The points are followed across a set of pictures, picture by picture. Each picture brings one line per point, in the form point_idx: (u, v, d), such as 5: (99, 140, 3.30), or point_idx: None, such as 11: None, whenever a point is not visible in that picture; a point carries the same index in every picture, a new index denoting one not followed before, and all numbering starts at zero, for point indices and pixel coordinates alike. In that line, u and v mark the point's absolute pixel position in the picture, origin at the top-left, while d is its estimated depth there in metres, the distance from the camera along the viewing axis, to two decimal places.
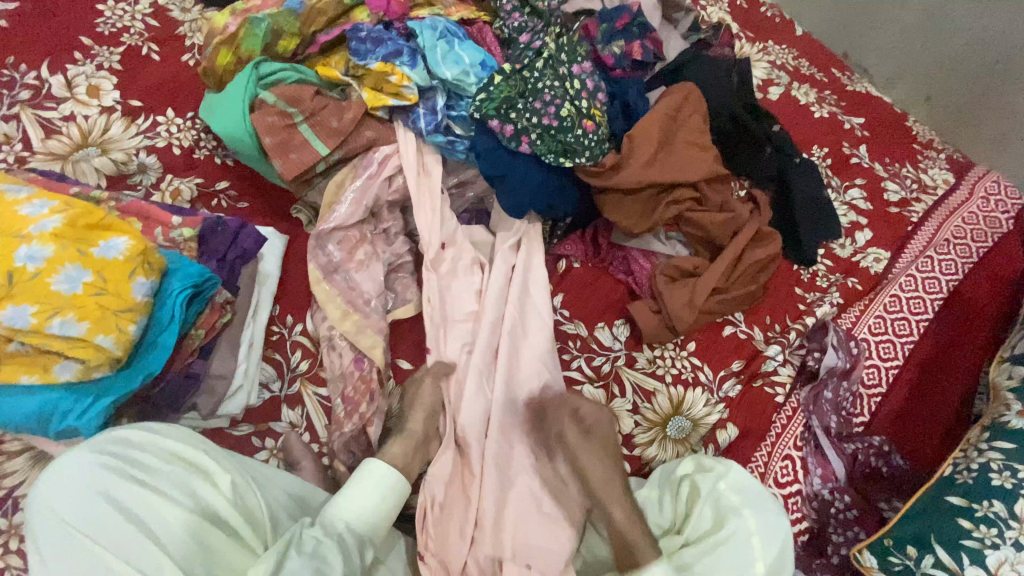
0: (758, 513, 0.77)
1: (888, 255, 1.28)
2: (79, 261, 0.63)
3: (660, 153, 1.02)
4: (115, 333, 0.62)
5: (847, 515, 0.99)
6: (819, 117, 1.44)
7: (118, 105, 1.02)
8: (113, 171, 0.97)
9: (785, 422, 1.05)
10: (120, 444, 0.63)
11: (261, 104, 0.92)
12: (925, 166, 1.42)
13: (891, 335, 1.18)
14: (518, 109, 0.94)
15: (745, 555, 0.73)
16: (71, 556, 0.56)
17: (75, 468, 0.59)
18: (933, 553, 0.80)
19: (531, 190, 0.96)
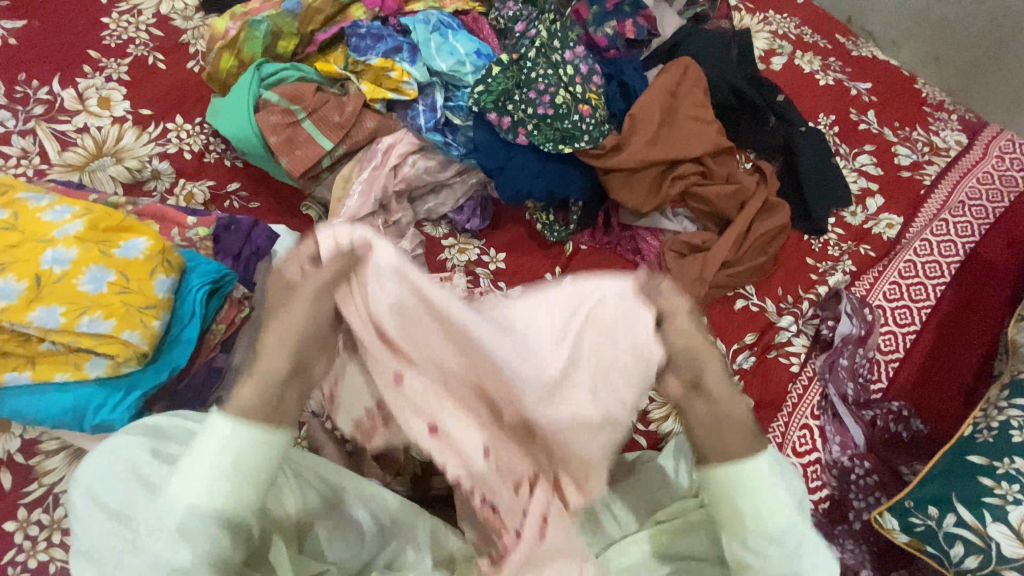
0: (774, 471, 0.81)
1: (901, 220, 1.26)
2: (102, 261, 0.65)
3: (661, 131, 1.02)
4: (140, 329, 0.65)
5: (868, 481, 0.98)
6: (824, 84, 1.42)
7: (129, 115, 1.05)
8: (128, 178, 1.00)
9: (801, 391, 1.05)
10: (147, 428, 0.64)
11: (266, 104, 0.95)
12: (936, 128, 1.40)
13: (906, 300, 1.17)
14: (515, 101, 0.95)
15: None
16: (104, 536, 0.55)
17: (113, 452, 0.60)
18: (955, 512, 0.80)
19: (530, 177, 0.98)
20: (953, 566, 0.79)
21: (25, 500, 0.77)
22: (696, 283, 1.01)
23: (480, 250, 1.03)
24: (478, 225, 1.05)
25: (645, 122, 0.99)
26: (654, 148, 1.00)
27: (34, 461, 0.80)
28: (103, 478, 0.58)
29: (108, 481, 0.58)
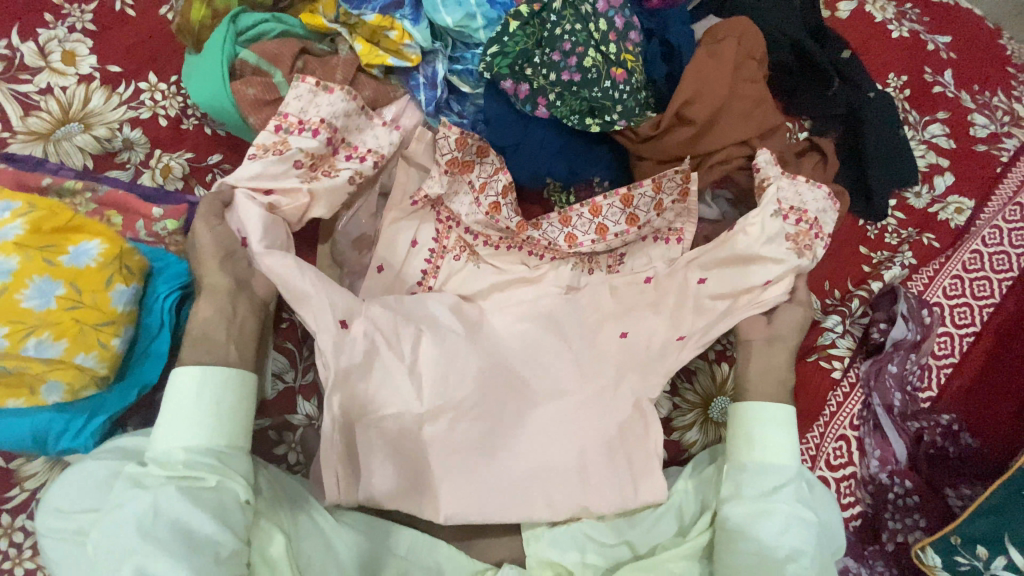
0: (790, 493, 0.70)
1: (972, 203, 1.11)
2: (48, 272, 0.58)
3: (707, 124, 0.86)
4: (97, 350, 0.59)
5: (906, 501, 0.90)
6: (898, 36, 1.21)
7: (96, 72, 0.92)
8: (98, 149, 0.89)
9: (841, 400, 0.95)
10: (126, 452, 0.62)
11: (243, 66, 0.80)
12: (1020, 94, 1.20)
13: (967, 297, 1.04)
14: (535, 64, 0.80)
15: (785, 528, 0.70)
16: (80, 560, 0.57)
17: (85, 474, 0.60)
18: (1005, 555, 0.75)
19: (549, 156, 0.86)
20: None
21: (9, 504, 0.74)
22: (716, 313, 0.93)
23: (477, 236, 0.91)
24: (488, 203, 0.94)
25: (679, 167, 0.87)
26: (696, 144, 0.87)
27: (15, 464, 0.75)
28: (76, 501, 0.59)
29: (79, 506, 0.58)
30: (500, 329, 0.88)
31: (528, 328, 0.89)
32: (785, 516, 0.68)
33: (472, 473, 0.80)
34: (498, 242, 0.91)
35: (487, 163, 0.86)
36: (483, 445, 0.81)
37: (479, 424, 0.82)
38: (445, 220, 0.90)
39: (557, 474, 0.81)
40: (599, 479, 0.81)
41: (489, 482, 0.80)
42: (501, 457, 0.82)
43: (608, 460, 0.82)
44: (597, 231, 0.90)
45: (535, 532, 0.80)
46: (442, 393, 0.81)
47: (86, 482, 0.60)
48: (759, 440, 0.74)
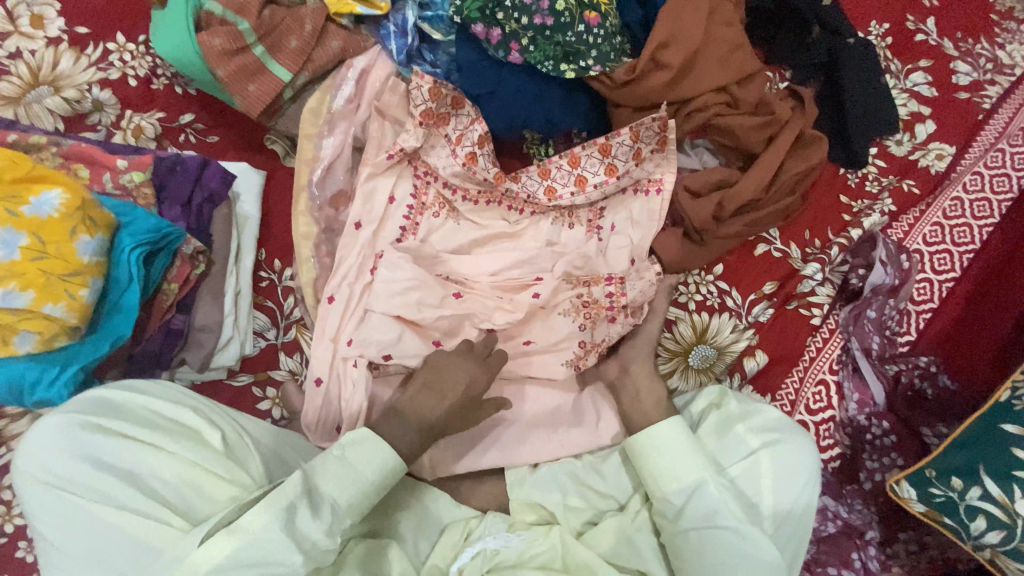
0: (767, 460, 0.73)
1: (952, 150, 1.10)
2: (10, 222, 0.58)
3: (683, 69, 0.86)
4: (66, 300, 0.59)
5: (884, 442, 0.92)
6: None
7: (62, 33, 0.90)
8: (68, 111, 0.88)
9: (821, 345, 0.97)
10: (95, 404, 0.62)
11: (209, 18, 0.79)
12: (1004, 41, 1.19)
13: (948, 244, 1.05)
14: (506, 7, 0.79)
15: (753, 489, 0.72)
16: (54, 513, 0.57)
17: (52, 429, 0.59)
18: (980, 485, 0.74)
19: (523, 105, 0.85)
20: (971, 539, 0.75)
21: None
22: (691, 263, 0.93)
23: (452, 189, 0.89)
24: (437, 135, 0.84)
25: (656, 114, 0.86)
26: (672, 89, 0.86)
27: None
28: (49, 455, 0.58)
29: (59, 474, 0.58)
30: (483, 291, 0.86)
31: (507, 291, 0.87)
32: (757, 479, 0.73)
33: (458, 431, 0.83)
34: (477, 197, 0.90)
35: (462, 114, 0.85)
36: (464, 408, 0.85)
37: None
38: (423, 175, 0.88)
39: (528, 417, 0.84)
40: (565, 423, 0.84)
41: (466, 443, 0.83)
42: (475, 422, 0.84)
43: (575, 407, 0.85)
44: (576, 182, 0.89)
45: (519, 476, 0.81)
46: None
47: (50, 437, 0.59)
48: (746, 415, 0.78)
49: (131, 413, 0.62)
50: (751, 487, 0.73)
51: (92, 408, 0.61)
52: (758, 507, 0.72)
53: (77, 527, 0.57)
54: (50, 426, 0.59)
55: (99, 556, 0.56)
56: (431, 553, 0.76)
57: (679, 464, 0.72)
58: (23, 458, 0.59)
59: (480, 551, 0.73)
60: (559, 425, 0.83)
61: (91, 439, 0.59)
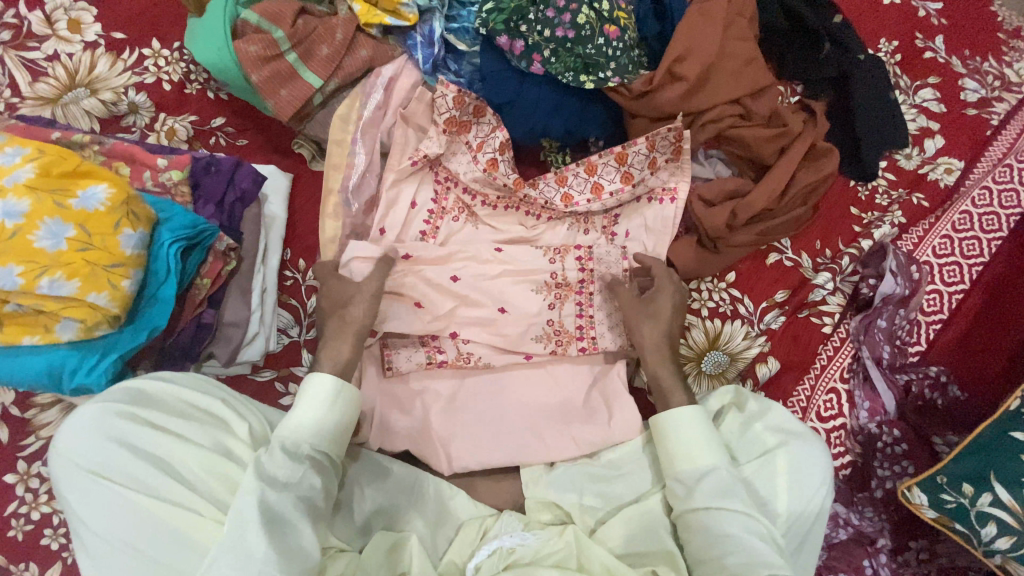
0: (783, 462, 0.74)
1: (961, 165, 1.12)
2: (58, 214, 0.61)
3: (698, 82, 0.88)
4: (108, 290, 0.61)
5: (894, 449, 0.92)
6: (889, 3, 1.23)
7: (101, 39, 0.94)
8: (104, 113, 0.92)
9: (831, 353, 0.98)
10: (130, 393, 0.64)
11: (245, 26, 0.82)
12: (1011, 59, 1.21)
13: (957, 256, 1.06)
14: (529, 21, 0.82)
15: (768, 488, 0.73)
16: (87, 496, 0.59)
17: (87, 415, 0.61)
18: (991, 491, 0.75)
19: (544, 115, 0.88)
20: (982, 546, 0.76)
21: (25, 452, 0.76)
22: (705, 270, 0.95)
23: (473, 195, 0.91)
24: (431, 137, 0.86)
25: (671, 124, 0.89)
26: (688, 100, 0.89)
27: (30, 414, 0.77)
28: (83, 442, 0.60)
29: (89, 456, 0.59)
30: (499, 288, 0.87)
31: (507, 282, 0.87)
32: (772, 477, 0.74)
33: (472, 427, 0.84)
34: (496, 202, 0.92)
35: (484, 122, 0.88)
36: (476, 402, 0.86)
37: (474, 384, 0.87)
38: (444, 181, 0.91)
39: (539, 423, 0.84)
40: (578, 424, 0.84)
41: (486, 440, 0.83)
42: (486, 416, 0.85)
43: (587, 407, 0.86)
44: (593, 190, 0.92)
45: (535, 476, 0.82)
46: (439, 353, 0.86)
47: (88, 423, 0.60)
48: (762, 415, 0.79)
49: (162, 403, 0.64)
50: (766, 485, 0.74)
51: (128, 396, 0.63)
52: (773, 507, 0.73)
53: (107, 511, 0.58)
54: (87, 412, 0.61)
55: (121, 539, 0.57)
56: (447, 549, 0.77)
57: (697, 457, 0.73)
58: (59, 444, 0.61)
59: (496, 549, 0.74)
60: (579, 412, 0.85)
61: (123, 424, 0.60)
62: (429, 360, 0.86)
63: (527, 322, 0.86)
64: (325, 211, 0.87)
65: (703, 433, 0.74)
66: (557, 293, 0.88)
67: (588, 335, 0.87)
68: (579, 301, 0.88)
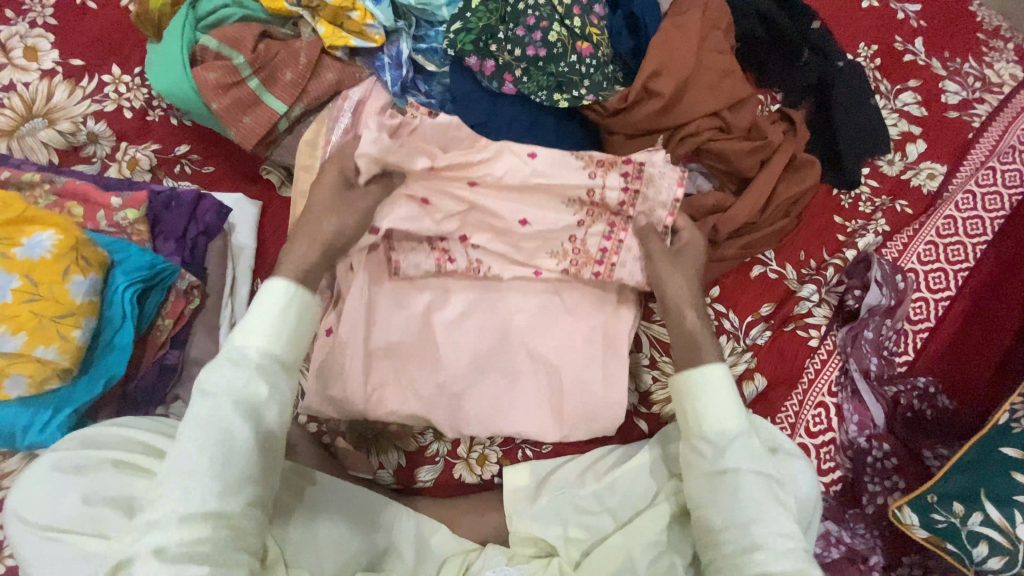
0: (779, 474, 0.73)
1: (944, 169, 1.11)
2: (4, 265, 0.59)
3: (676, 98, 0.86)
4: (57, 342, 0.58)
5: (885, 464, 0.91)
6: (867, 7, 1.22)
7: (58, 67, 0.90)
8: (62, 144, 0.88)
9: (819, 366, 0.96)
10: (84, 439, 0.61)
11: (204, 53, 0.79)
12: (991, 59, 1.20)
13: (942, 262, 1.05)
14: (499, 40, 0.80)
15: None
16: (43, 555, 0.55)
17: (39, 468, 0.58)
18: (982, 510, 0.74)
19: (518, 136, 0.85)
20: (974, 565, 0.74)
21: None
22: None
23: None
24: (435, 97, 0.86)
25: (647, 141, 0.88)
26: (665, 115, 0.87)
27: None
28: (35, 497, 0.57)
29: (44, 511, 0.56)
30: (492, 305, 0.85)
31: (519, 255, 0.83)
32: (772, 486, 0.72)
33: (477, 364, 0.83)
34: None
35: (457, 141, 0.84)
36: (479, 381, 0.83)
37: (480, 342, 0.84)
38: None
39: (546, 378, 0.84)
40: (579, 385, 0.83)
41: (482, 422, 0.82)
42: (487, 402, 0.83)
43: (590, 360, 0.84)
44: None
45: (520, 509, 0.79)
46: (449, 261, 0.83)
47: (41, 476, 0.58)
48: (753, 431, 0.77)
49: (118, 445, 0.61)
50: None
51: (83, 443, 0.61)
52: None
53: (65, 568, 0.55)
54: (41, 465, 0.59)
55: None
56: None
57: (715, 410, 0.69)
58: (14, 503, 0.58)
59: None
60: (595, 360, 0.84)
61: (75, 473, 0.58)
62: (439, 267, 0.83)
63: (538, 304, 0.85)
64: None
65: (718, 388, 0.69)
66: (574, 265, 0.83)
67: (607, 260, 0.82)
68: (597, 271, 0.83)
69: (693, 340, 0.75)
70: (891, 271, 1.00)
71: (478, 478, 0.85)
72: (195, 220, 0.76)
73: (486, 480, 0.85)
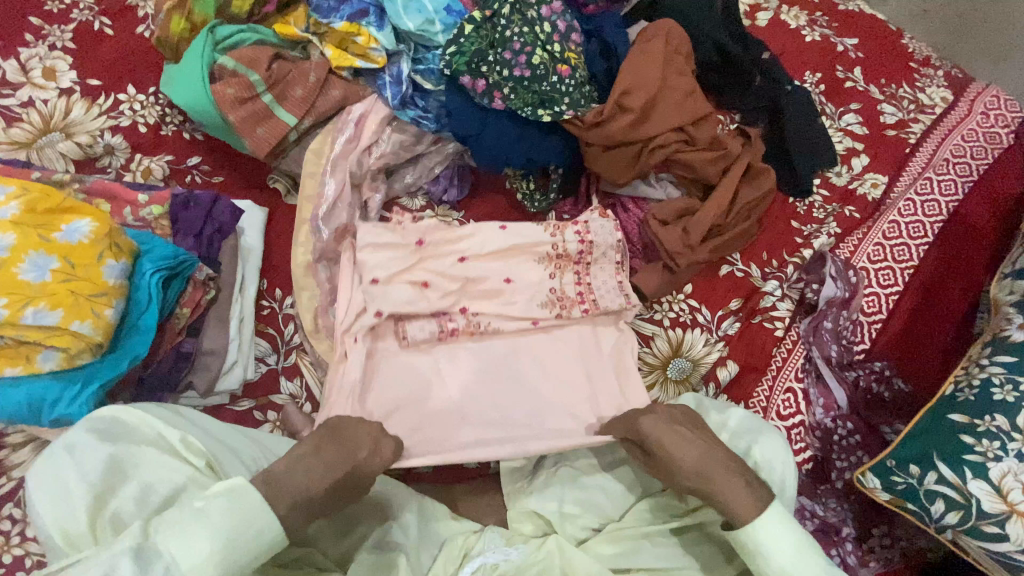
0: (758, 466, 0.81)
1: (886, 179, 1.25)
2: (43, 247, 0.64)
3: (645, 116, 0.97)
4: (91, 319, 0.64)
5: (850, 441, 0.99)
6: (811, 40, 1.38)
7: (76, 86, 0.97)
8: (80, 155, 0.94)
9: (785, 355, 1.05)
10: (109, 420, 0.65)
11: (222, 71, 0.87)
12: (922, 85, 1.37)
13: (890, 261, 1.16)
14: (489, 62, 0.90)
15: None
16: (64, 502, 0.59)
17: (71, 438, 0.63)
18: (936, 470, 0.81)
19: (506, 146, 0.94)
20: (933, 522, 0.82)
21: None
22: (665, 285, 1.02)
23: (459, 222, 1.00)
24: (455, 194, 1.00)
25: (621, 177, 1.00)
26: (635, 130, 0.97)
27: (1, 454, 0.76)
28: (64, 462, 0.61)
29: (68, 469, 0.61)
30: (491, 317, 0.90)
31: (514, 258, 0.92)
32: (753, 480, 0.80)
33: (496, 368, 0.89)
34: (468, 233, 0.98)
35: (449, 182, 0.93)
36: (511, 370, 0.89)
37: (490, 347, 0.91)
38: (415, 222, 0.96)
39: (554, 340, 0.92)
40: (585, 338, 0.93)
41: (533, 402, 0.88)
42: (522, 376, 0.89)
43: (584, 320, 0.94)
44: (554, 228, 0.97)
45: (517, 487, 0.85)
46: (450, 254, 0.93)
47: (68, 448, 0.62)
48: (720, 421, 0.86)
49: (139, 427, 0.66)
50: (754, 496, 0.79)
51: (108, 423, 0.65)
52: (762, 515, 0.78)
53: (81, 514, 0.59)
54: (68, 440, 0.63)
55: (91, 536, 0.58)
56: (432, 566, 0.78)
57: (797, 557, 0.62)
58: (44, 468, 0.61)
59: (480, 566, 0.77)
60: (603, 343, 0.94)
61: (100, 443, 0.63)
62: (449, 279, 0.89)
63: (533, 291, 0.92)
64: (301, 239, 0.90)
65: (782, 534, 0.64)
66: (558, 264, 0.94)
67: (584, 259, 0.94)
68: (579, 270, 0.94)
69: (781, 544, 0.63)
70: (845, 268, 1.11)
71: (476, 461, 0.89)
72: (212, 220, 0.82)
73: (482, 464, 0.90)
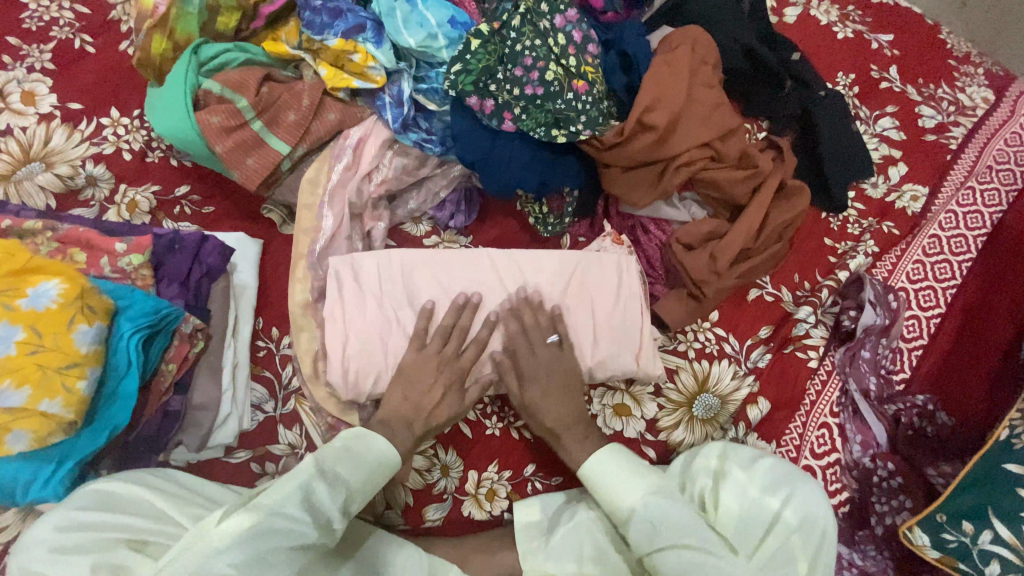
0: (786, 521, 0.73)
1: (925, 191, 1.15)
2: (8, 318, 0.62)
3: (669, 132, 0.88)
4: (61, 395, 0.61)
5: (891, 483, 0.91)
6: (843, 38, 1.28)
7: (56, 111, 0.91)
8: (60, 187, 0.88)
9: (820, 387, 0.97)
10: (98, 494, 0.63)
11: (207, 96, 0.80)
12: (963, 84, 1.26)
13: (931, 281, 1.08)
14: (498, 80, 0.83)
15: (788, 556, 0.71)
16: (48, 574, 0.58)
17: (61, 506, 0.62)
18: (992, 528, 0.75)
19: (519, 169, 0.86)
20: None
21: None
22: (690, 316, 0.94)
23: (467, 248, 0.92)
24: (463, 220, 0.92)
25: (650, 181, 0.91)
26: (658, 149, 0.89)
27: None
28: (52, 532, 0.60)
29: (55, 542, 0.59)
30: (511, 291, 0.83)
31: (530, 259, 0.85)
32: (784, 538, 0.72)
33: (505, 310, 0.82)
34: None
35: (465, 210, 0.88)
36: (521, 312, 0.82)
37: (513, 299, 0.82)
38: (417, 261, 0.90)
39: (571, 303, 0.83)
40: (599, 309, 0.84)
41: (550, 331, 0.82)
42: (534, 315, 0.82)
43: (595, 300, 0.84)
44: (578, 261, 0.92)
45: (531, 547, 0.79)
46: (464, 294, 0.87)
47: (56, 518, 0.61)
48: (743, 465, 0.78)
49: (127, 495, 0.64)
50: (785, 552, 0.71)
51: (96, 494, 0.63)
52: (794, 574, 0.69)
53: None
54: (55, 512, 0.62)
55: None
56: None
57: (622, 485, 0.72)
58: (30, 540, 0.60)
59: None
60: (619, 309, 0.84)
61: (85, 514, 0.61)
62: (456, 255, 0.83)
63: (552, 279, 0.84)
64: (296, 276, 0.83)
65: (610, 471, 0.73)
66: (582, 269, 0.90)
67: None
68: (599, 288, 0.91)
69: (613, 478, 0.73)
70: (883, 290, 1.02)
71: (489, 514, 0.84)
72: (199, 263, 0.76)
73: (496, 515, 0.84)
